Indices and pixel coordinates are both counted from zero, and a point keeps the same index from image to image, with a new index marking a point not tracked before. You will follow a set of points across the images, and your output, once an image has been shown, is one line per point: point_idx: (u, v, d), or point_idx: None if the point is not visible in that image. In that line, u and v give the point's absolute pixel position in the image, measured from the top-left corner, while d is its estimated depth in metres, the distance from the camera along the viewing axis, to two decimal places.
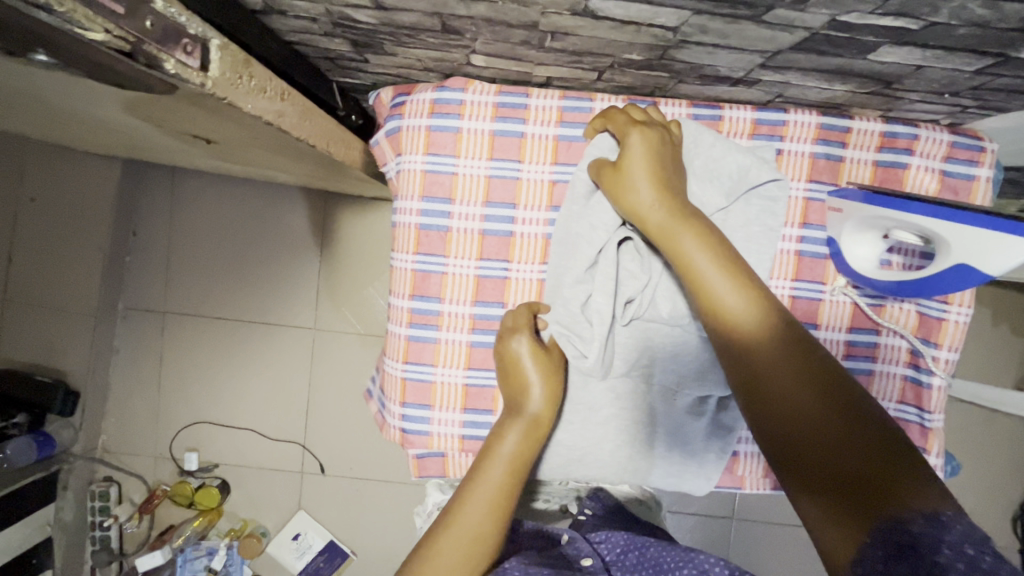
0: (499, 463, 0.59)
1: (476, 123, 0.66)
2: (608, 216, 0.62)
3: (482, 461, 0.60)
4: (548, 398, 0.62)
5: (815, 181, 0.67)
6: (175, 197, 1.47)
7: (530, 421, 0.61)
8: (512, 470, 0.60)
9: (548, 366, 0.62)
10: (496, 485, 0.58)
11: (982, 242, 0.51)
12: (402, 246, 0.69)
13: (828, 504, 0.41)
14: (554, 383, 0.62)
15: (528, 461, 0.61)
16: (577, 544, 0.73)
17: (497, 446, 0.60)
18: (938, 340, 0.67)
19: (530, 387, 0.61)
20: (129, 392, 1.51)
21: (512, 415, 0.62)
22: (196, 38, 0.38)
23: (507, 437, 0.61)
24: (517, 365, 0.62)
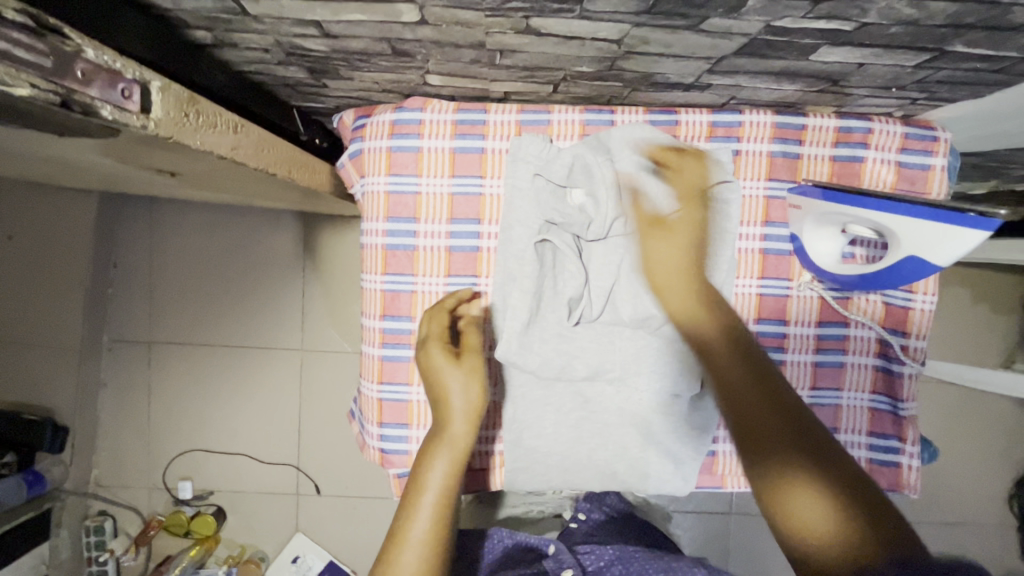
0: (430, 494, 0.56)
1: (435, 141, 0.67)
2: (525, 217, 0.65)
3: (410, 496, 0.56)
4: (470, 405, 0.60)
5: (775, 180, 0.68)
6: (157, 226, 1.46)
7: (451, 442, 0.59)
8: (445, 495, 0.56)
9: (467, 375, 0.61)
10: (428, 524, 0.54)
11: (938, 237, 0.52)
12: (370, 267, 0.69)
13: (791, 500, 0.44)
14: (476, 390, 0.61)
15: (457, 485, 0.58)
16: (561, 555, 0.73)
17: (424, 476, 0.57)
18: (905, 329, 0.68)
19: (450, 396, 0.60)
20: (120, 425, 1.50)
21: (434, 441, 0.59)
22: (133, 81, 0.39)
23: (432, 465, 0.57)
24: (434, 376, 0.61)
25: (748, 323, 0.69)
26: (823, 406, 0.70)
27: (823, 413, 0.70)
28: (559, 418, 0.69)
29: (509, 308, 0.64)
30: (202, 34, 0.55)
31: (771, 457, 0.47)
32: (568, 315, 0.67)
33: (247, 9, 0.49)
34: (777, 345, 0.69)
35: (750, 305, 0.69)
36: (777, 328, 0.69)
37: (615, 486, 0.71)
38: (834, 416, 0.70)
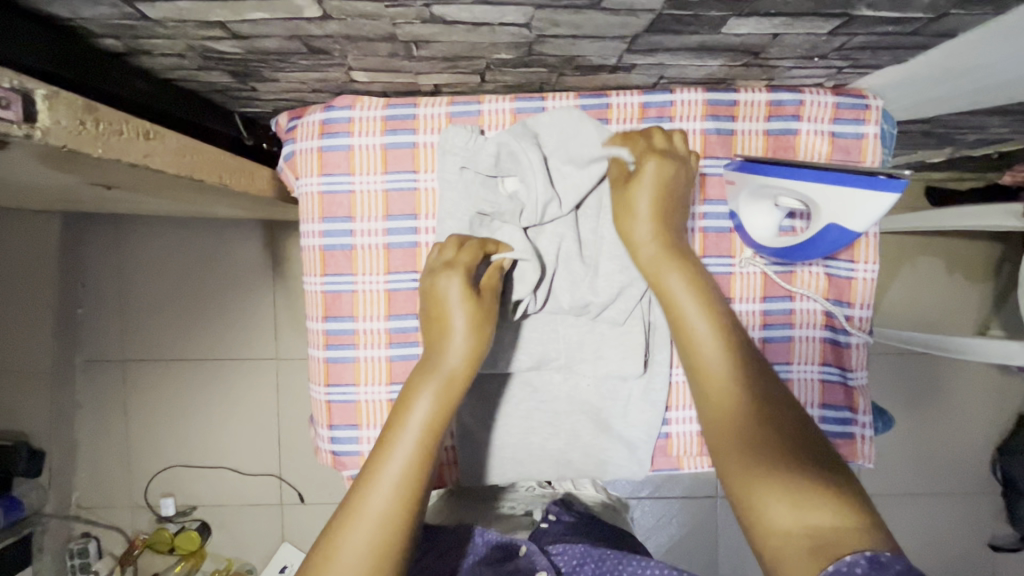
0: (410, 431, 0.54)
1: (366, 139, 0.66)
2: (458, 210, 0.65)
3: (391, 429, 0.54)
4: (471, 345, 0.57)
5: (710, 156, 0.68)
6: (124, 243, 1.44)
7: (445, 378, 0.56)
8: (428, 432, 0.54)
9: (479, 315, 0.58)
10: (408, 463, 0.53)
11: (857, 205, 0.53)
12: (310, 269, 0.69)
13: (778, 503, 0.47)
14: (482, 327, 0.58)
15: (444, 423, 0.56)
16: (533, 556, 0.73)
17: (410, 413, 0.55)
18: (850, 300, 0.68)
19: (452, 330, 0.57)
20: (98, 446, 1.48)
21: (425, 373, 0.57)
22: (12, 90, 0.38)
23: (419, 403, 0.55)
24: (441, 306, 0.59)
25: None
26: None
27: None
28: (509, 408, 0.69)
29: None
30: (112, 43, 0.55)
31: (747, 454, 0.51)
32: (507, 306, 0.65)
33: (146, 13, 0.49)
34: None
35: None
36: None
37: (571, 473, 0.71)
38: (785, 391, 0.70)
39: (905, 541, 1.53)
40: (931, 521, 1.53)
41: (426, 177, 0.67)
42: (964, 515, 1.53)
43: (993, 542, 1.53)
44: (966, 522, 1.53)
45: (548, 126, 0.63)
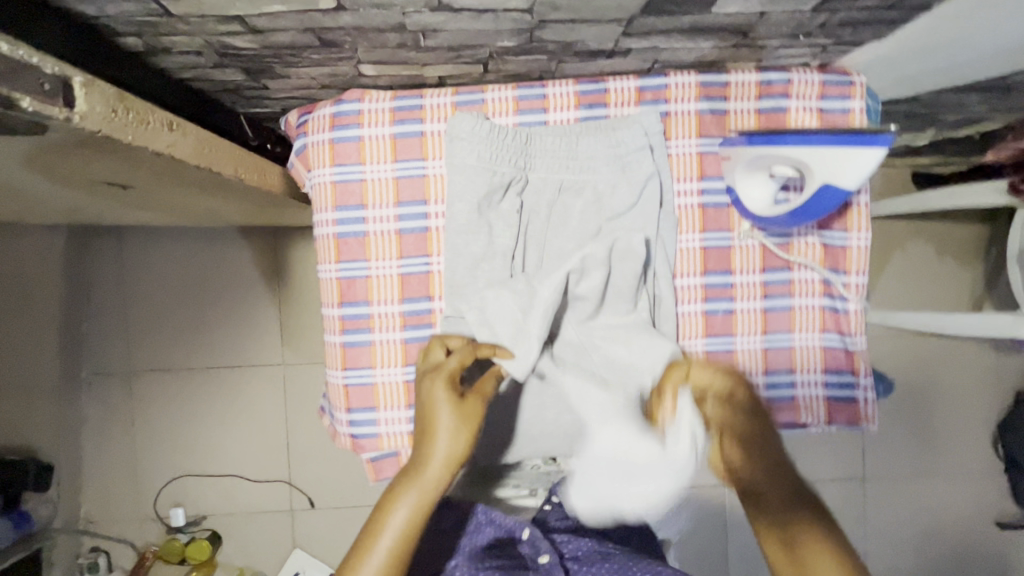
0: (387, 536, 0.59)
1: (376, 129, 0.69)
2: (464, 192, 0.66)
3: (371, 530, 0.60)
4: (456, 450, 0.61)
5: (705, 136, 0.70)
6: (127, 256, 1.45)
7: (423, 487, 0.60)
8: (405, 538, 0.59)
9: (462, 422, 0.61)
10: (383, 562, 0.58)
11: (846, 159, 0.55)
12: (325, 257, 0.71)
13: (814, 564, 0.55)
14: (465, 439, 0.61)
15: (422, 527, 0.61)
16: (537, 541, 0.76)
17: (387, 516, 0.60)
18: (845, 267, 0.72)
19: (440, 436, 0.61)
20: (104, 461, 1.47)
21: (408, 480, 0.61)
22: (53, 77, 0.40)
23: (397, 508, 0.60)
24: (438, 409, 0.61)
25: (694, 277, 0.72)
26: (777, 350, 0.72)
27: (777, 356, 0.72)
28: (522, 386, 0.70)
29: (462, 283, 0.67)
30: (133, 41, 0.57)
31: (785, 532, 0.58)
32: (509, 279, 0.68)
33: (170, 9, 0.51)
34: (725, 296, 0.72)
35: (695, 260, 0.71)
36: (723, 278, 0.72)
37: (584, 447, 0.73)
38: (789, 359, 0.72)
39: (915, 523, 1.54)
40: (935, 501, 1.55)
41: (435, 165, 0.69)
42: (969, 494, 1.55)
43: (1000, 520, 1.54)
44: (972, 501, 1.55)
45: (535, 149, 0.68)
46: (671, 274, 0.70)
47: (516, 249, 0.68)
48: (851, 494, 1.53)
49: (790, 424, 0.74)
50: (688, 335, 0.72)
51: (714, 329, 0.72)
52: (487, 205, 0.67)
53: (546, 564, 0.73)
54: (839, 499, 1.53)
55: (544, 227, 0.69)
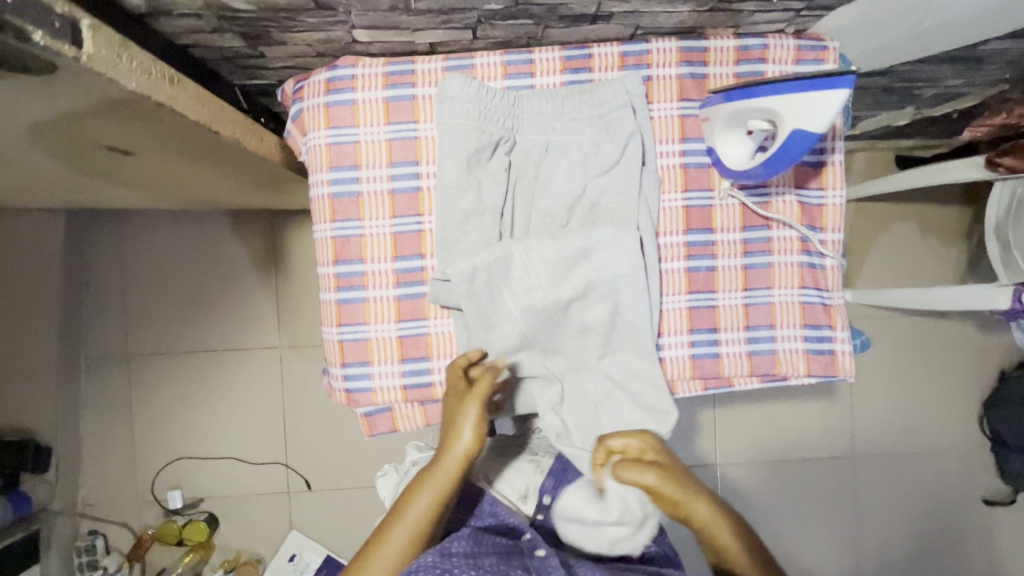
0: (405, 523, 0.66)
1: (369, 93, 0.72)
2: (453, 151, 0.68)
3: (392, 518, 0.66)
4: (469, 446, 0.67)
5: (686, 100, 0.73)
6: (126, 238, 1.45)
7: (442, 481, 0.67)
8: (423, 522, 0.66)
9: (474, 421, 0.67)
10: (397, 550, 0.65)
11: (811, 104, 0.57)
12: (320, 216, 0.73)
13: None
14: (478, 436, 0.67)
15: (442, 513, 0.67)
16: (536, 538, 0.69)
17: (408, 505, 0.66)
18: (821, 225, 0.75)
19: (456, 433, 0.67)
20: (101, 444, 1.47)
21: (430, 474, 0.67)
22: (63, 16, 0.43)
23: (417, 498, 0.66)
24: (454, 413, 0.68)
25: (677, 235, 0.74)
26: (758, 306, 0.75)
27: (758, 312, 0.75)
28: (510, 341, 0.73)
29: (452, 240, 0.70)
30: (136, 2, 0.60)
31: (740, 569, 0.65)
32: (497, 234, 0.70)
33: None
34: (707, 254, 0.74)
35: (677, 218, 0.74)
36: (705, 236, 0.74)
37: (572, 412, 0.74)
38: (769, 314, 0.75)
39: (903, 501, 1.57)
40: (924, 480, 1.57)
41: (427, 128, 0.72)
42: (956, 472, 1.57)
43: (985, 497, 1.57)
44: (958, 479, 1.57)
45: (523, 113, 0.70)
46: (654, 231, 0.73)
47: (504, 207, 0.70)
48: (840, 473, 1.56)
49: (771, 377, 0.76)
50: (671, 291, 0.74)
51: (697, 285, 0.75)
52: (476, 163, 0.69)
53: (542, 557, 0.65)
54: (829, 477, 1.55)
55: (530, 191, 0.71)
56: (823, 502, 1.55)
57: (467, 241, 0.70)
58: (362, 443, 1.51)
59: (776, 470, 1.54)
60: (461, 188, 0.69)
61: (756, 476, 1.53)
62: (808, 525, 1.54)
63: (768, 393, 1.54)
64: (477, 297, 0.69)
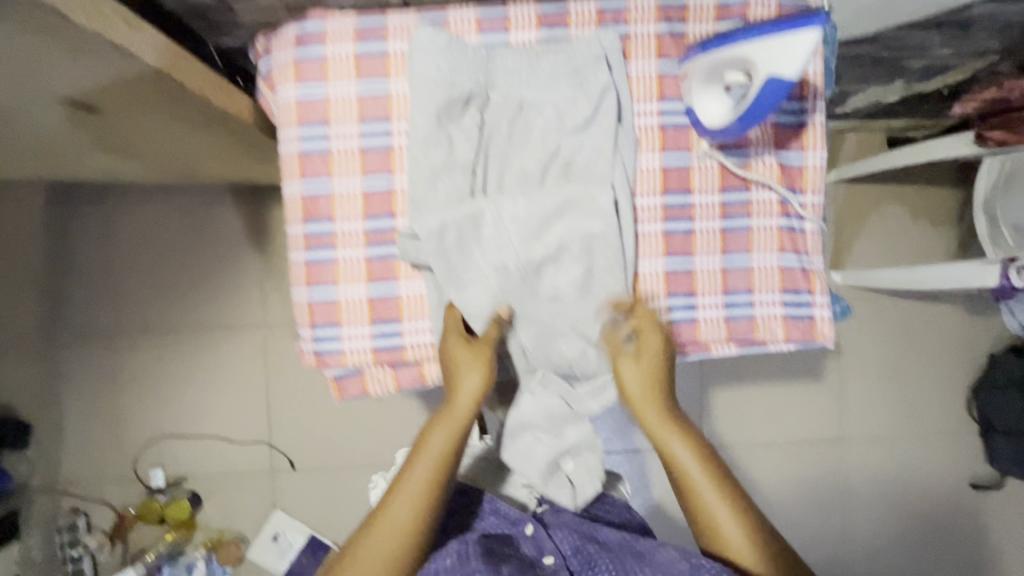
0: (423, 464, 0.67)
1: (339, 48, 0.70)
2: (424, 105, 0.67)
3: (410, 460, 0.68)
4: (475, 387, 0.67)
5: (665, 58, 0.72)
6: (107, 215, 1.43)
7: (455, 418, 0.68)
8: (438, 462, 0.67)
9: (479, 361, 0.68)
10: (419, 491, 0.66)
11: (784, 47, 0.56)
12: (289, 175, 0.71)
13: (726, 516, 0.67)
14: (484, 377, 0.67)
15: (455, 451, 0.68)
16: (539, 540, 0.75)
17: (424, 446, 0.68)
18: (801, 187, 0.74)
19: (460, 375, 0.68)
20: (84, 421, 1.46)
21: (441, 414, 0.69)
22: None
23: (432, 439, 0.68)
24: (457, 358, 0.68)
25: (654, 197, 0.73)
26: (736, 270, 0.74)
27: (737, 276, 0.74)
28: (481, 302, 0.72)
29: (423, 197, 0.68)
30: None
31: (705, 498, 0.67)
32: (469, 192, 0.69)
33: None
34: (685, 216, 0.73)
35: (654, 179, 0.72)
36: (683, 199, 0.73)
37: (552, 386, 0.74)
38: (747, 279, 0.74)
39: (891, 485, 1.56)
40: (914, 464, 1.56)
41: (398, 84, 0.70)
42: (944, 456, 1.57)
43: (973, 481, 1.57)
44: (947, 463, 1.57)
45: (497, 68, 0.68)
46: (630, 192, 0.71)
47: (476, 165, 0.69)
48: (828, 456, 1.55)
49: (749, 342, 0.75)
50: (648, 254, 0.73)
51: (674, 248, 0.73)
52: (447, 119, 0.67)
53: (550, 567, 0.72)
54: (817, 460, 1.54)
55: (504, 149, 0.70)
56: (811, 485, 1.54)
57: (438, 198, 0.68)
58: (347, 423, 1.49)
59: (764, 453, 1.53)
60: (432, 144, 0.67)
61: (744, 458, 1.52)
62: (797, 508, 1.53)
63: (757, 375, 1.52)
64: (448, 255, 0.67)
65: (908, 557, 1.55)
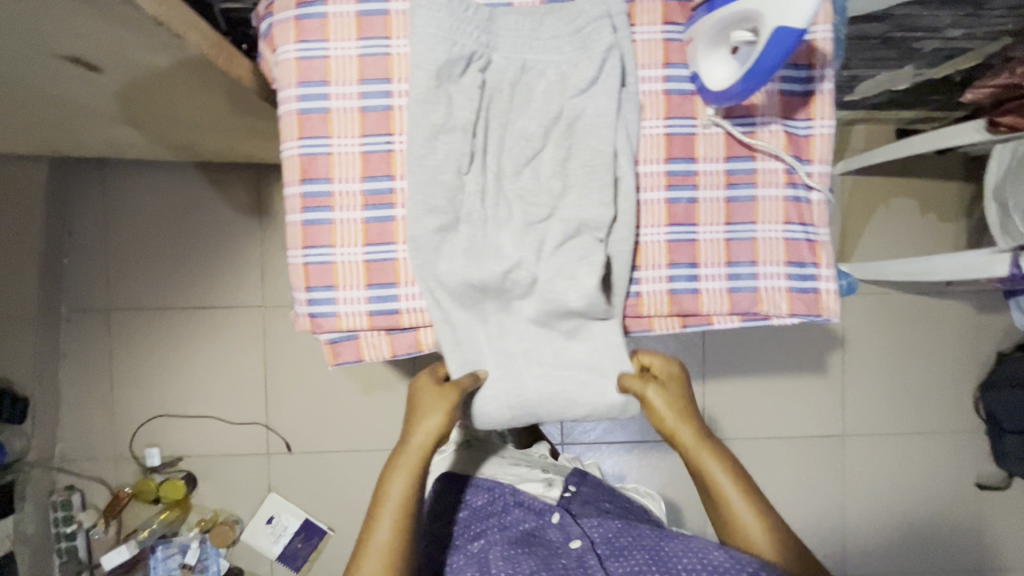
0: (391, 505, 0.68)
1: (340, 6, 0.69)
2: (424, 62, 0.65)
3: (376, 504, 0.68)
4: (437, 429, 0.69)
5: (671, 23, 0.70)
6: (109, 192, 1.44)
7: (419, 458, 0.69)
8: (403, 509, 0.68)
9: (442, 400, 0.69)
10: (389, 535, 0.67)
11: None
12: (287, 134, 0.71)
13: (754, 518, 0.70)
14: (444, 417, 0.69)
15: (418, 496, 0.69)
16: (567, 526, 0.82)
17: (390, 488, 0.68)
18: (808, 156, 0.72)
19: (421, 417, 0.69)
20: (82, 397, 1.46)
21: (404, 454, 0.70)
22: None
23: (397, 479, 0.69)
24: (420, 399, 0.70)
25: (658, 164, 0.71)
26: (740, 241, 0.72)
27: (741, 248, 0.72)
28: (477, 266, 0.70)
29: (421, 157, 0.67)
30: None
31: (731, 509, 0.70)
32: (469, 153, 0.67)
33: None
34: (688, 184, 0.72)
35: (658, 147, 0.71)
36: (687, 166, 0.71)
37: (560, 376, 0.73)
38: (752, 250, 0.72)
39: (894, 484, 1.53)
40: (918, 463, 1.54)
41: (400, 44, 0.69)
42: (949, 456, 1.54)
43: (978, 481, 1.54)
44: (953, 463, 1.54)
45: (500, 28, 0.68)
46: (633, 158, 0.70)
47: (476, 124, 0.67)
48: (830, 451, 1.52)
49: (752, 316, 0.74)
50: (651, 223, 0.72)
51: (677, 218, 0.72)
52: (447, 77, 0.66)
53: (577, 549, 0.78)
54: (818, 456, 1.52)
55: (505, 111, 0.68)
56: (813, 480, 1.52)
57: (437, 158, 0.67)
58: (344, 408, 1.48)
59: (766, 447, 1.51)
60: (432, 103, 0.66)
61: (745, 452, 1.50)
62: (798, 504, 1.51)
63: (760, 368, 1.50)
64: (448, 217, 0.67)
65: (910, 557, 1.52)
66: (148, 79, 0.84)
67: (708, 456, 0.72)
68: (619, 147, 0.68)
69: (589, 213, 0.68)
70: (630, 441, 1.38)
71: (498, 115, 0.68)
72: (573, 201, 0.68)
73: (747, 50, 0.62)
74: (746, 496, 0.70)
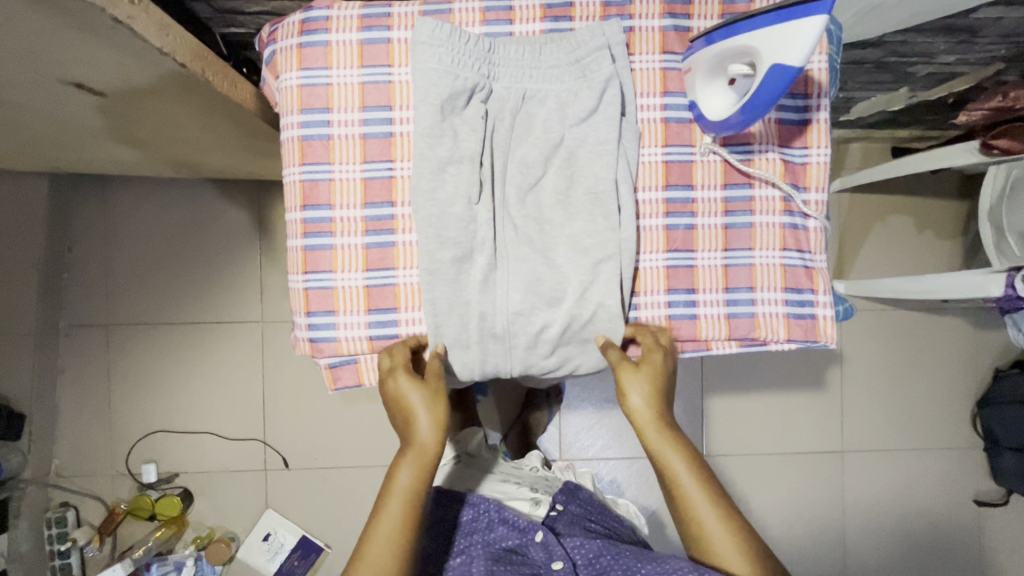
0: (397, 498, 0.68)
1: (343, 35, 0.70)
2: (425, 92, 0.66)
3: (383, 497, 0.68)
4: (437, 421, 0.68)
5: (669, 53, 0.71)
6: (110, 207, 1.44)
7: (420, 450, 0.68)
8: (410, 501, 0.68)
9: (433, 393, 0.68)
10: (393, 527, 0.67)
11: (787, 36, 0.56)
12: (289, 160, 0.71)
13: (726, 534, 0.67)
14: (439, 408, 0.68)
15: (422, 489, 0.69)
16: (550, 546, 0.82)
17: (395, 483, 0.68)
18: (805, 184, 0.73)
19: (416, 415, 0.68)
20: (80, 413, 1.45)
21: (406, 448, 0.69)
22: None
23: (401, 471, 0.68)
24: (405, 396, 0.68)
25: (656, 191, 0.72)
26: (738, 267, 0.73)
27: (737, 274, 0.73)
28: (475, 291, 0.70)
29: (421, 185, 0.67)
30: None
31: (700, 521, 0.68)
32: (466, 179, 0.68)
33: None
34: (687, 212, 0.72)
35: (656, 174, 0.72)
36: (685, 193, 0.72)
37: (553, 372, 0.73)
38: (749, 276, 0.73)
39: (893, 501, 1.53)
40: (918, 480, 1.54)
41: (401, 72, 0.70)
42: (948, 473, 1.54)
43: (977, 498, 1.54)
44: (951, 479, 1.54)
45: (500, 57, 0.68)
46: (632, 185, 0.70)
47: (480, 154, 0.68)
48: (829, 467, 1.52)
49: (749, 341, 0.74)
50: (649, 249, 0.72)
51: (675, 244, 0.72)
52: (447, 106, 0.67)
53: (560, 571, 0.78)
54: (818, 473, 1.52)
55: (505, 139, 0.69)
56: (813, 497, 1.51)
57: (440, 185, 0.68)
58: (342, 423, 1.47)
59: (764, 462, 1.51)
60: (431, 133, 0.67)
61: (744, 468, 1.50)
62: (797, 520, 1.51)
63: (758, 384, 1.50)
64: (446, 244, 0.67)
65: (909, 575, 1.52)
66: (151, 103, 0.85)
67: (683, 463, 0.69)
68: (618, 176, 0.69)
69: (586, 238, 0.68)
70: (628, 457, 1.37)
71: (498, 143, 0.69)
72: (570, 228, 0.69)
73: (745, 81, 0.62)
74: (719, 511, 0.68)
